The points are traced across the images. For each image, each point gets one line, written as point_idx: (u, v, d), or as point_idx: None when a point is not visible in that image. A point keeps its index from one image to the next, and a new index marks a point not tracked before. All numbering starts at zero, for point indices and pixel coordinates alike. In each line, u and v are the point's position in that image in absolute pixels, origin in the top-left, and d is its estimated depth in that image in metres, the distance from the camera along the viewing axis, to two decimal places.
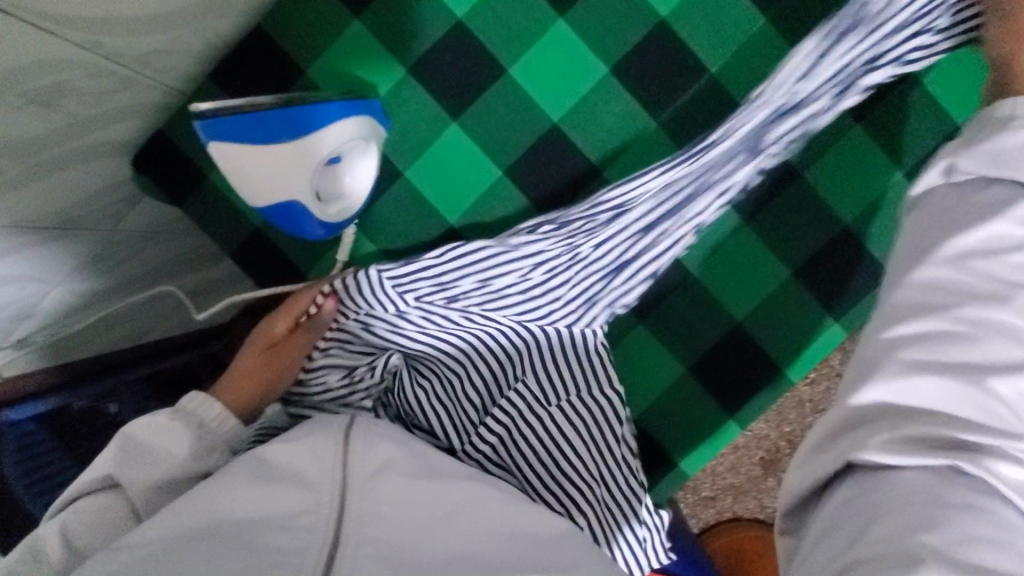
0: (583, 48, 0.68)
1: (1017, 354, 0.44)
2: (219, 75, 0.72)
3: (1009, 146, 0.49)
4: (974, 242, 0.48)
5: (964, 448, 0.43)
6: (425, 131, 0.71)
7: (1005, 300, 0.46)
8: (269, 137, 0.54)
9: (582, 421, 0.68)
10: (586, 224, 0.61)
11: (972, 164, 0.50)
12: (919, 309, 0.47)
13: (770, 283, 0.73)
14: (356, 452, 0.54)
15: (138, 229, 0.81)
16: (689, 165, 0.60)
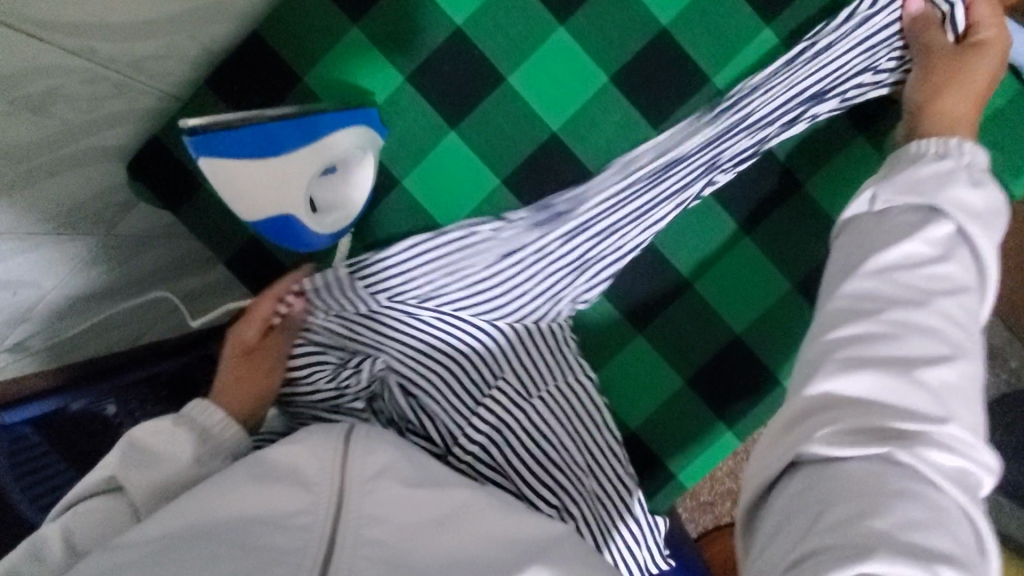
0: (582, 57, 0.68)
1: (940, 348, 0.46)
2: (216, 81, 0.71)
3: (917, 178, 0.53)
4: (896, 259, 0.50)
5: (902, 436, 0.43)
6: (423, 140, 0.70)
7: (924, 303, 0.48)
8: (274, 145, 0.53)
9: (567, 410, 0.67)
10: (544, 219, 0.68)
11: (895, 195, 0.53)
12: (852, 314, 0.48)
13: (770, 294, 0.72)
14: (356, 457, 0.52)
15: (131, 232, 0.80)
16: (638, 171, 0.66)
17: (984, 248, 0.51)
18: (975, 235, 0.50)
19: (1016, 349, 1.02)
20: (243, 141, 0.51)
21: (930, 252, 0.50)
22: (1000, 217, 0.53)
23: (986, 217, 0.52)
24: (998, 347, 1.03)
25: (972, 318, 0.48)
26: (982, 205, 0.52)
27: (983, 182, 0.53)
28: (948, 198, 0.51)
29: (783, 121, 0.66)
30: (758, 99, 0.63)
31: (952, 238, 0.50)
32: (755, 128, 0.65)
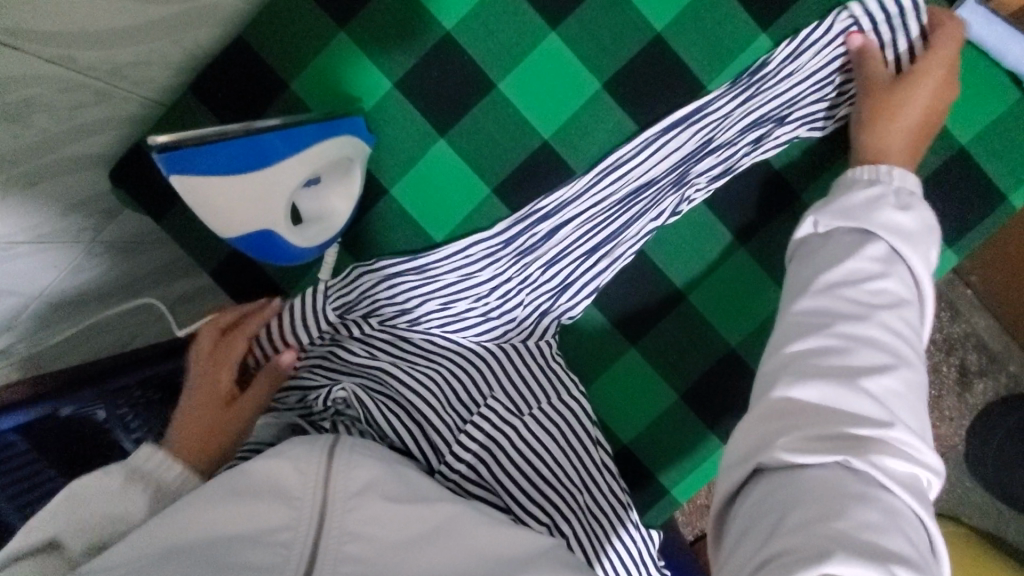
0: (574, 64, 0.66)
1: (883, 358, 0.46)
2: (199, 87, 0.69)
3: (851, 205, 0.56)
4: (839, 276, 0.51)
5: (854, 444, 0.42)
6: (412, 150, 0.69)
7: (867, 318, 0.48)
8: (256, 158, 0.51)
9: (558, 426, 0.66)
10: (526, 244, 0.69)
11: (832, 218, 0.55)
12: (809, 328, 0.49)
13: (766, 306, 0.70)
14: (338, 472, 0.48)
15: (119, 238, 0.78)
16: (604, 191, 0.67)
17: (916, 264, 0.52)
18: (907, 253, 0.52)
19: (1016, 353, 1.01)
20: (216, 160, 0.49)
21: (873, 269, 0.51)
22: (932, 235, 0.55)
23: (915, 238, 0.53)
24: (998, 351, 1.02)
25: (914, 330, 0.49)
26: (914, 226, 0.54)
27: (909, 203, 0.55)
28: (879, 221, 0.53)
29: (750, 138, 0.67)
30: (719, 123, 0.65)
31: (885, 253, 0.52)
32: (718, 149, 0.67)
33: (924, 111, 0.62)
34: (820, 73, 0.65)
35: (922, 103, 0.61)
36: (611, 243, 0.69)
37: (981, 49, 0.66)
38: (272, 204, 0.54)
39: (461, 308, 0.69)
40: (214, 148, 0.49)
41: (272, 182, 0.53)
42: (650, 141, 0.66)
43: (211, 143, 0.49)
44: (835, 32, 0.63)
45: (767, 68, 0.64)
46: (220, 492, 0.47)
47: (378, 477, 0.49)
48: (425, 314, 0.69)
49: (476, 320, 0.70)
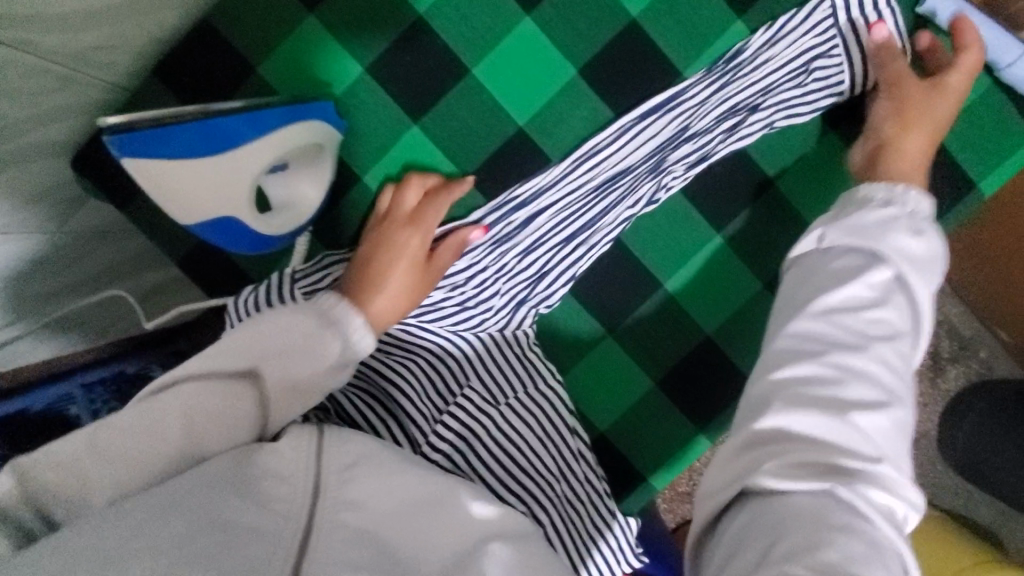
0: (549, 49, 0.65)
1: (874, 394, 0.47)
2: (163, 71, 0.67)
3: (858, 224, 0.55)
4: (840, 299, 0.52)
5: (843, 473, 0.44)
6: (385, 137, 0.67)
7: (863, 349, 0.50)
8: (215, 142, 0.51)
9: (533, 416, 0.66)
10: (502, 232, 0.67)
11: (838, 232, 0.55)
12: (795, 354, 0.50)
13: (742, 294, 0.71)
14: (332, 445, 0.49)
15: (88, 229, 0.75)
16: (581, 177, 0.66)
17: (918, 296, 0.53)
18: (910, 282, 0.53)
19: (986, 338, 1.04)
20: (164, 143, 0.48)
21: (870, 299, 0.52)
22: (935, 267, 0.56)
23: (920, 265, 0.54)
24: (970, 337, 1.04)
25: (905, 365, 0.51)
26: (921, 252, 0.55)
27: (921, 234, 0.55)
28: (887, 246, 0.54)
29: (724, 127, 0.67)
30: (696, 111, 0.65)
31: (890, 284, 0.53)
32: (696, 136, 0.67)
33: (931, 129, 0.64)
34: (800, 58, 0.65)
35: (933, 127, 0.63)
36: (587, 230, 0.68)
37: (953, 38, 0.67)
38: (234, 192, 0.53)
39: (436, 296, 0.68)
40: (171, 129, 0.49)
41: (231, 167, 0.52)
42: (628, 127, 0.65)
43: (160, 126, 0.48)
44: (817, 20, 0.63)
45: (741, 57, 0.64)
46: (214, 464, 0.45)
47: (368, 451, 0.50)
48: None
49: (452, 310, 0.68)
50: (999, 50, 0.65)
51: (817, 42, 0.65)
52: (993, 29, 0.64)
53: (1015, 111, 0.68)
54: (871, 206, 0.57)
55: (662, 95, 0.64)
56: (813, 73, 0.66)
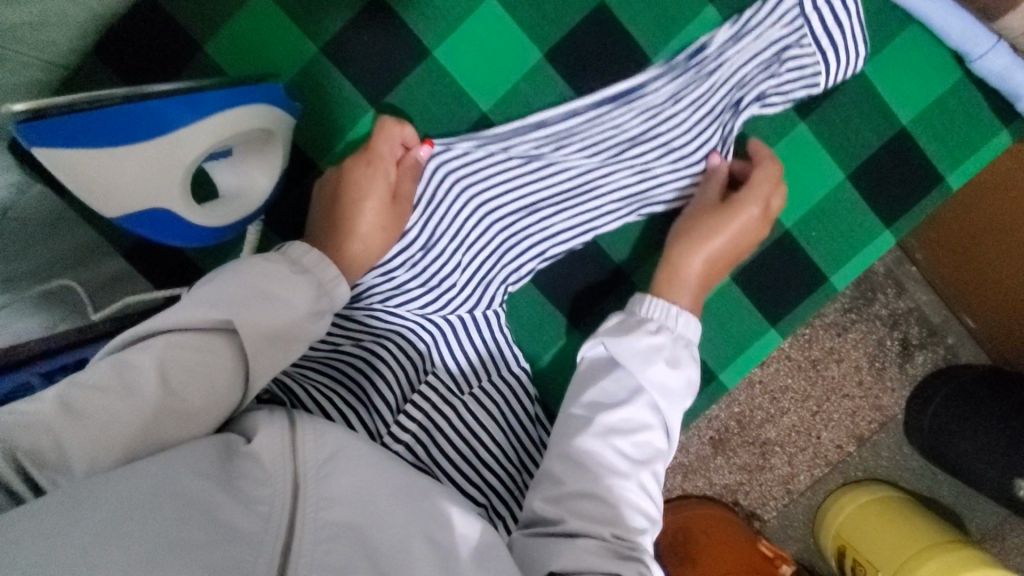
0: (515, 31, 0.63)
1: (636, 510, 0.55)
2: (101, 47, 0.62)
3: (635, 348, 0.59)
4: (614, 419, 0.57)
5: (621, 564, 0.51)
6: (342, 121, 0.64)
7: (630, 475, 0.56)
8: (144, 129, 0.48)
9: (496, 408, 0.64)
10: (453, 200, 0.64)
11: (615, 348, 0.60)
12: (579, 465, 0.55)
13: (718, 290, 0.70)
14: (306, 439, 0.49)
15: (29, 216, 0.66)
16: (538, 148, 0.64)
17: (674, 420, 0.59)
18: (667, 414, 0.59)
19: (955, 325, 1.06)
20: (85, 132, 0.45)
21: (639, 420, 0.58)
22: (692, 392, 0.61)
23: (675, 396, 0.59)
24: (938, 324, 1.06)
25: (659, 482, 0.58)
26: (679, 383, 0.59)
27: (693, 360, 0.61)
28: (649, 376, 0.59)
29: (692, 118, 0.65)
30: (664, 104, 0.64)
31: (654, 411, 0.58)
32: (669, 136, 0.64)
33: (733, 249, 0.65)
34: (768, 50, 0.63)
35: (721, 246, 0.64)
36: (547, 208, 0.66)
37: (928, 28, 0.66)
38: (174, 174, 0.51)
39: (400, 277, 0.65)
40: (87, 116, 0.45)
41: (170, 150, 0.50)
42: (590, 120, 0.64)
43: (78, 113, 0.44)
44: (781, 10, 0.62)
45: (703, 52, 0.63)
46: (185, 459, 0.44)
47: (347, 442, 0.50)
48: (365, 288, 0.64)
49: (414, 287, 0.65)
50: (971, 42, 0.64)
51: (786, 33, 0.63)
52: (966, 18, 0.63)
53: (985, 104, 0.67)
54: (650, 329, 0.60)
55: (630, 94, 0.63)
56: (781, 65, 0.64)
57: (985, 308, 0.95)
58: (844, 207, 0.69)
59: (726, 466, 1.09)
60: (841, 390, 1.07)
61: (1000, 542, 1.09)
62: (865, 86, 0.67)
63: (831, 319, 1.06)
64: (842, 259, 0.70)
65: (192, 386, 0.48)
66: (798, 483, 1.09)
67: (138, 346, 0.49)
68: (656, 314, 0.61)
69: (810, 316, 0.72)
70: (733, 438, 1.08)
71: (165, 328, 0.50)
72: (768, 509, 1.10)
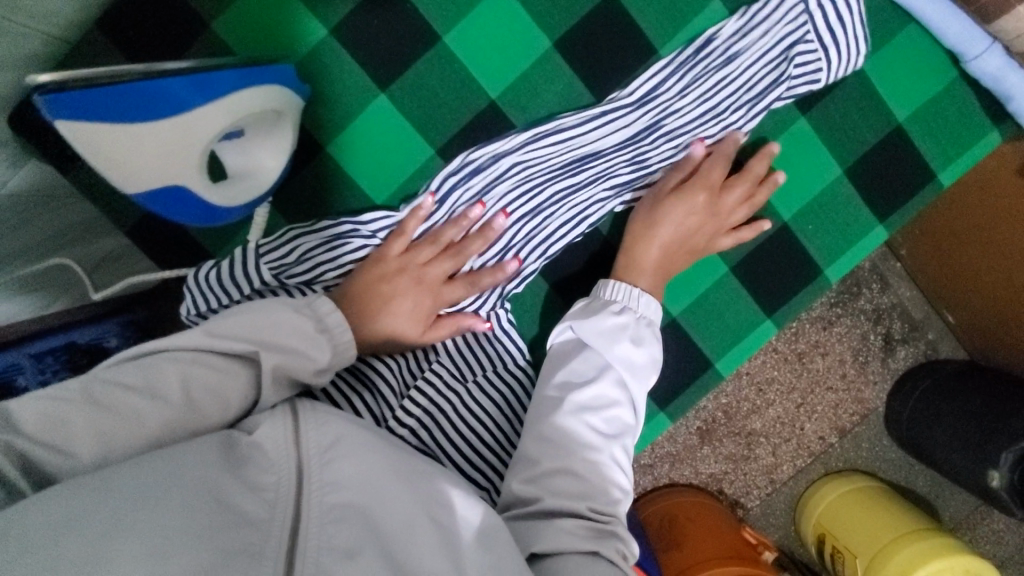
0: (526, 19, 0.63)
1: (609, 483, 0.56)
2: (104, 22, 0.61)
3: (601, 327, 0.62)
4: (583, 397, 0.59)
5: (600, 535, 0.52)
6: (350, 105, 0.64)
7: (602, 449, 0.57)
8: (160, 108, 0.48)
9: (499, 394, 0.65)
10: (461, 201, 0.65)
11: (583, 330, 0.63)
12: (556, 441, 0.56)
13: (714, 279, 0.72)
14: (310, 431, 0.49)
15: (24, 193, 0.65)
16: (546, 149, 0.65)
17: (638, 396, 0.61)
18: (632, 389, 0.61)
19: (934, 321, 1.10)
20: (100, 107, 0.46)
21: (606, 396, 0.60)
22: (656, 369, 0.63)
23: (640, 371, 0.61)
24: (918, 320, 1.10)
25: (629, 457, 0.59)
26: (643, 360, 0.62)
27: (654, 341, 0.63)
28: (614, 353, 0.61)
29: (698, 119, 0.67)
30: (669, 102, 0.65)
31: (621, 387, 0.61)
32: (673, 131, 0.67)
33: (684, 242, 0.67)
34: (772, 48, 0.65)
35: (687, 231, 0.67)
36: (554, 204, 0.67)
37: (925, 28, 0.68)
38: (186, 154, 0.51)
39: None
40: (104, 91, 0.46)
41: (182, 131, 0.50)
42: (598, 114, 0.64)
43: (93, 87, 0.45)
44: (784, 9, 0.64)
45: (708, 48, 0.64)
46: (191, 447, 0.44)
47: (351, 430, 0.50)
48: None
49: None
50: (966, 43, 0.66)
51: (789, 33, 0.65)
52: (962, 20, 0.65)
53: (976, 104, 0.69)
54: (613, 310, 0.63)
55: (637, 87, 0.64)
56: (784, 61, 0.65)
57: (968, 306, 0.98)
58: (839, 202, 0.71)
59: (712, 456, 1.12)
60: (825, 382, 1.10)
61: (970, 530, 1.13)
62: (864, 84, 0.69)
63: (817, 314, 1.09)
64: (835, 253, 0.72)
65: (207, 400, 0.50)
66: (781, 473, 1.12)
67: (163, 355, 0.51)
68: (619, 296, 0.64)
69: (804, 308, 0.73)
70: (720, 428, 1.11)
71: (187, 344, 0.52)
72: (752, 498, 1.13)
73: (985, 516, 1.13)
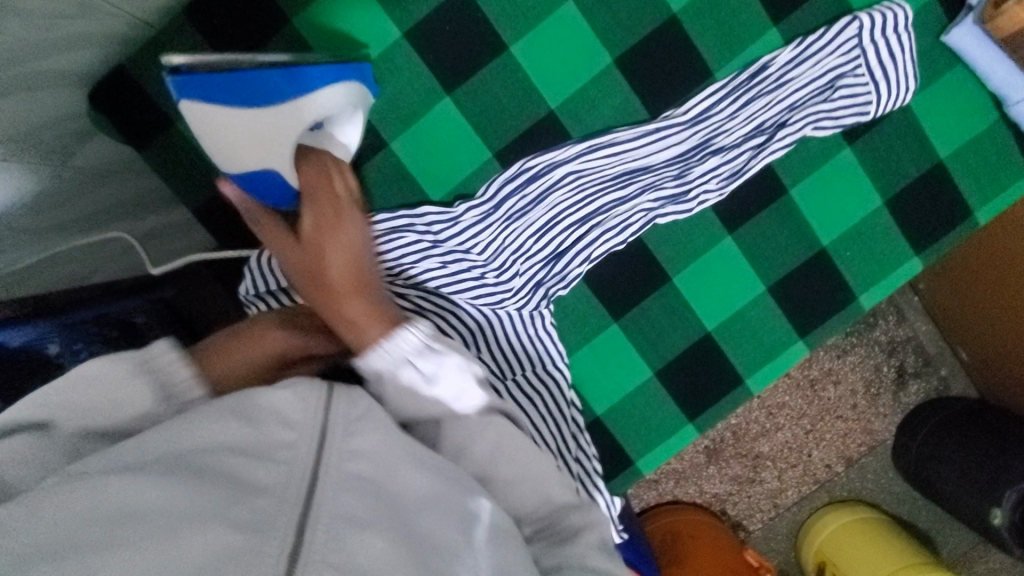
0: (590, 34, 0.66)
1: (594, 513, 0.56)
2: (193, 7, 0.64)
3: (399, 382, 0.52)
4: (460, 439, 0.54)
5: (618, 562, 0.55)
6: (415, 105, 0.67)
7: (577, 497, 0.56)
8: (261, 93, 0.54)
9: (539, 396, 0.68)
10: (515, 206, 0.67)
11: (393, 398, 0.53)
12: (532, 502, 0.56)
13: (750, 297, 0.74)
14: (355, 413, 0.47)
15: (89, 166, 0.68)
16: (599, 162, 0.67)
17: (467, 393, 0.53)
18: (480, 404, 0.54)
19: (948, 357, 1.11)
20: (217, 93, 0.52)
21: (467, 420, 0.54)
22: (468, 366, 0.53)
23: (465, 386, 0.53)
24: (933, 354, 1.11)
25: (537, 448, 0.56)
26: (457, 375, 0.53)
27: (441, 347, 0.52)
28: (431, 396, 0.53)
29: (749, 143, 0.69)
30: (722, 126, 0.68)
31: (436, 401, 0.53)
32: (723, 150, 0.69)
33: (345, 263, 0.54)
34: (822, 79, 0.68)
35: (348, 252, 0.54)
36: (602, 214, 0.69)
37: (971, 70, 0.70)
38: (276, 142, 0.56)
39: (460, 269, 0.67)
40: (221, 77, 0.52)
41: (274, 120, 0.55)
42: (652, 129, 0.67)
43: (213, 75, 0.51)
44: (841, 40, 0.66)
45: (762, 74, 0.67)
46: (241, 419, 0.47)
47: None
48: (421, 273, 0.66)
49: (470, 282, 0.67)
50: (1010, 87, 0.68)
51: (839, 65, 0.67)
52: (1009, 64, 0.67)
53: (1014, 146, 0.71)
54: (390, 364, 0.51)
55: (690, 106, 0.67)
56: (829, 94, 0.68)
57: (980, 344, 1.00)
58: (878, 233, 0.73)
59: (717, 476, 1.13)
60: (835, 411, 1.12)
61: (968, 568, 1.14)
62: (908, 119, 0.71)
63: (832, 342, 1.11)
64: (869, 280, 0.74)
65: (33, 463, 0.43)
66: (785, 498, 1.13)
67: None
68: (389, 348, 0.51)
69: (835, 332, 0.75)
70: (727, 448, 1.12)
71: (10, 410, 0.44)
72: (754, 520, 1.14)
73: (984, 557, 1.13)
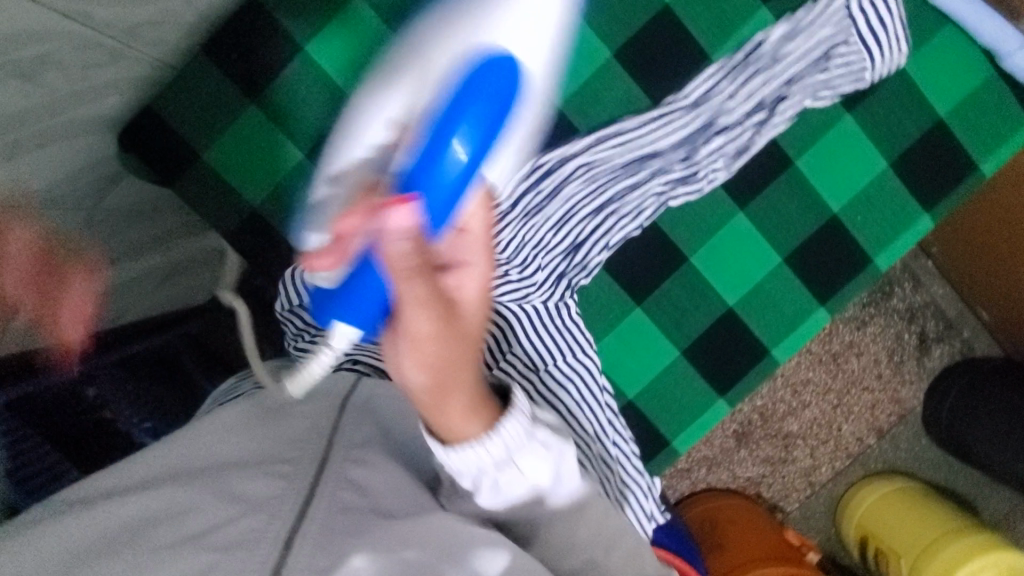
0: (587, 31, 0.69)
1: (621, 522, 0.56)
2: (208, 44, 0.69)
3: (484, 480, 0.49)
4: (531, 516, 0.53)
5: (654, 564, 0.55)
6: None
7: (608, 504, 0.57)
8: None
9: (573, 383, 0.69)
10: (533, 202, 0.69)
11: (485, 494, 0.50)
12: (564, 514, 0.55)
13: (767, 268, 0.76)
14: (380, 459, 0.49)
15: (119, 206, 0.72)
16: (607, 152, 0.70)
17: (554, 477, 0.52)
18: (558, 486, 0.53)
19: (969, 318, 1.12)
20: None
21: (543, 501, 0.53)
22: (561, 453, 0.52)
23: (556, 473, 0.52)
24: (953, 318, 1.12)
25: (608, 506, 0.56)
26: (551, 463, 0.52)
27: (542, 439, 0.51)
28: (518, 486, 0.50)
29: (752, 120, 0.71)
30: (722, 106, 0.70)
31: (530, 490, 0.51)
32: (727, 129, 0.71)
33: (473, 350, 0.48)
34: (814, 51, 0.70)
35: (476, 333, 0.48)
36: (617, 203, 0.71)
37: (960, 28, 0.72)
38: None
39: None
40: None
41: None
42: (656, 115, 0.69)
43: None
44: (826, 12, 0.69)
45: (755, 53, 0.69)
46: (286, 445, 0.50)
47: None
48: None
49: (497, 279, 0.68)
50: (1000, 40, 0.70)
51: (830, 36, 0.69)
52: (994, 18, 0.70)
53: (1011, 97, 0.73)
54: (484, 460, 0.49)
55: (691, 90, 0.69)
56: (824, 65, 0.70)
57: (999, 298, 1.00)
58: (887, 193, 0.75)
59: (750, 459, 1.13)
60: (861, 382, 1.12)
61: (1013, 528, 1.13)
62: (903, 82, 0.73)
63: (850, 315, 1.11)
64: (883, 242, 0.75)
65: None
66: (820, 475, 1.14)
67: None
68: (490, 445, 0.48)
69: (854, 297, 0.76)
70: (756, 430, 1.12)
71: None
72: (791, 501, 1.14)
73: None
